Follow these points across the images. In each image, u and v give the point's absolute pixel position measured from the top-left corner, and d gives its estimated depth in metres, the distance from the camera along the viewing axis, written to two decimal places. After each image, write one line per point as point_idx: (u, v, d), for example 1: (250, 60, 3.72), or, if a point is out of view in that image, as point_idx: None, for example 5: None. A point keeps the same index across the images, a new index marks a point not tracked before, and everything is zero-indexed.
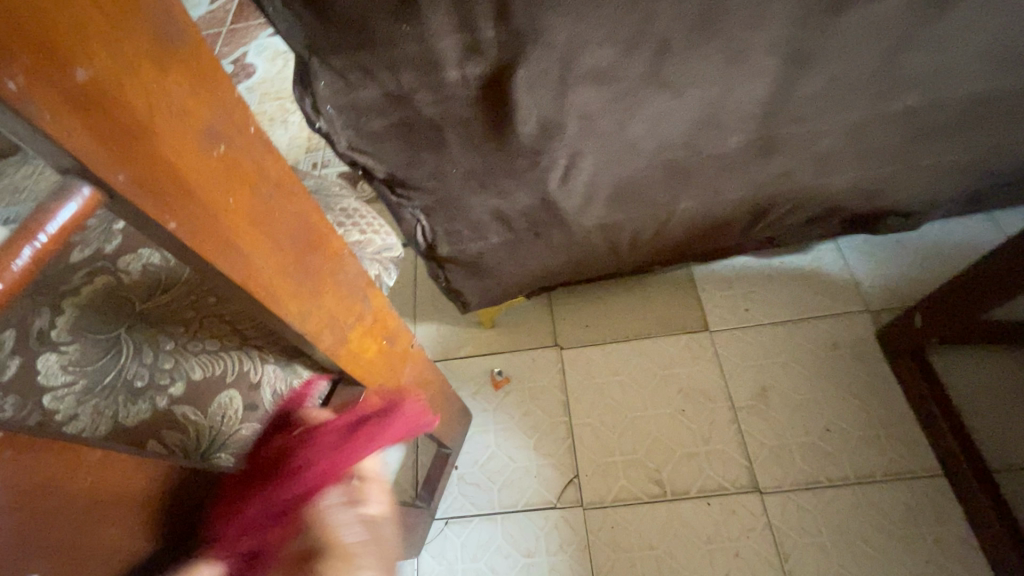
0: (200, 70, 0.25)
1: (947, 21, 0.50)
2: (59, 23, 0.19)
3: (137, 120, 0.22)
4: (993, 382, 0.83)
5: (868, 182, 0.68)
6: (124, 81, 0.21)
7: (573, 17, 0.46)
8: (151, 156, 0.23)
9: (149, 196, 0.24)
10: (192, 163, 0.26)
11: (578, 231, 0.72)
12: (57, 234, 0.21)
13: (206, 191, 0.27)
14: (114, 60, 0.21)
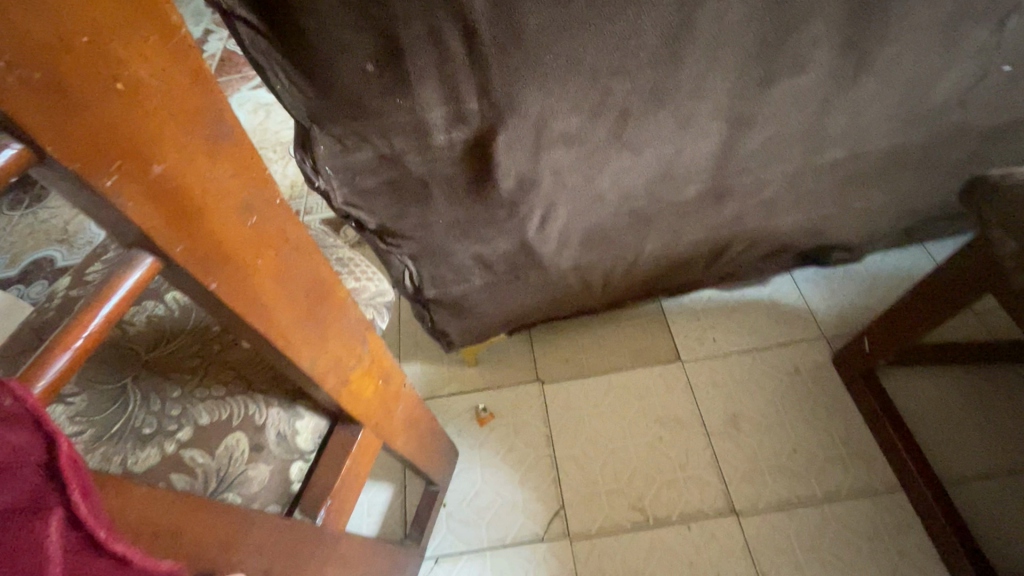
0: (245, 159, 0.31)
1: (857, 91, 0.58)
2: (142, 134, 0.25)
3: (193, 202, 0.28)
4: (939, 400, 0.90)
5: (811, 221, 0.76)
6: (185, 172, 0.27)
7: (545, 91, 0.51)
8: (205, 230, 0.29)
9: (201, 261, 0.29)
10: (231, 234, 0.31)
11: (555, 272, 0.76)
12: (126, 295, 0.27)
13: (242, 255, 0.32)
14: (179, 157, 0.27)
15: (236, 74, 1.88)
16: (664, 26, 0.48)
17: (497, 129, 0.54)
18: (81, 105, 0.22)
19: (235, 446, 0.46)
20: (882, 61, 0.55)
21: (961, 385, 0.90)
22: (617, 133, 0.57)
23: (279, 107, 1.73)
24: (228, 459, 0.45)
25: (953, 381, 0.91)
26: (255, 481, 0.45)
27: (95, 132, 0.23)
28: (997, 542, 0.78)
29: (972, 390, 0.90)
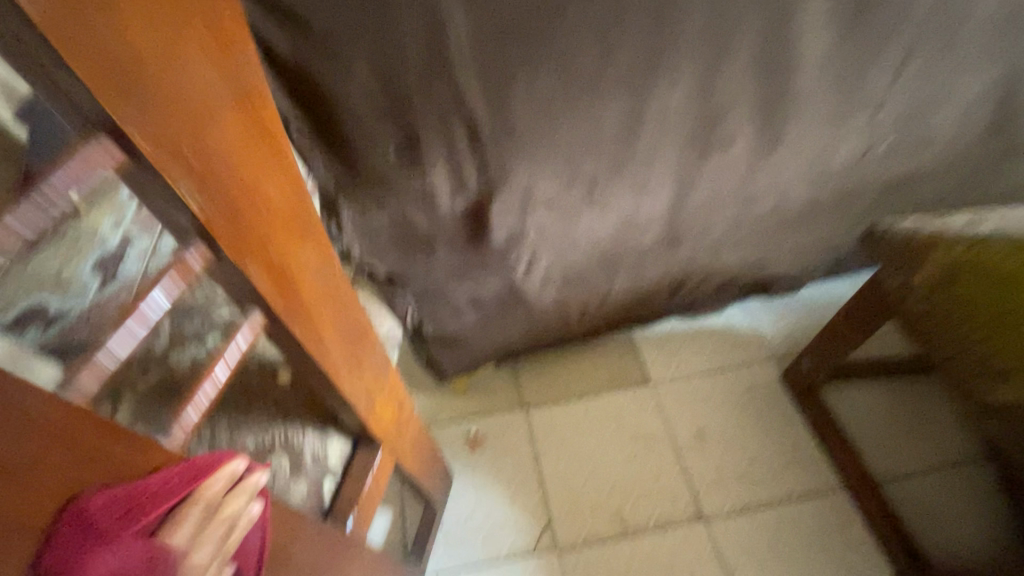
0: (321, 238, 0.42)
1: (778, 160, 0.72)
2: (270, 231, 0.35)
3: (292, 274, 0.38)
4: (873, 409, 1.04)
5: (753, 259, 0.90)
6: (290, 253, 0.38)
7: (529, 164, 0.63)
8: (297, 292, 0.40)
9: (292, 313, 0.40)
10: (312, 294, 0.41)
11: (539, 308, 0.88)
12: (246, 337, 0.38)
13: (317, 310, 0.42)
14: (288, 243, 0.37)
15: None
16: (623, 119, 0.61)
17: (491, 196, 0.66)
18: (241, 217, 0.33)
19: (277, 468, 0.54)
20: (792, 139, 0.70)
21: (891, 396, 1.05)
22: (588, 196, 0.69)
23: None
24: (274, 478, 0.53)
25: (884, 392, 1.05)
26: (297, 496, 0.54)
27: (247, 234, 0.33)
28: (923, 532, 0.91)
29: (899, 400, 1.04)
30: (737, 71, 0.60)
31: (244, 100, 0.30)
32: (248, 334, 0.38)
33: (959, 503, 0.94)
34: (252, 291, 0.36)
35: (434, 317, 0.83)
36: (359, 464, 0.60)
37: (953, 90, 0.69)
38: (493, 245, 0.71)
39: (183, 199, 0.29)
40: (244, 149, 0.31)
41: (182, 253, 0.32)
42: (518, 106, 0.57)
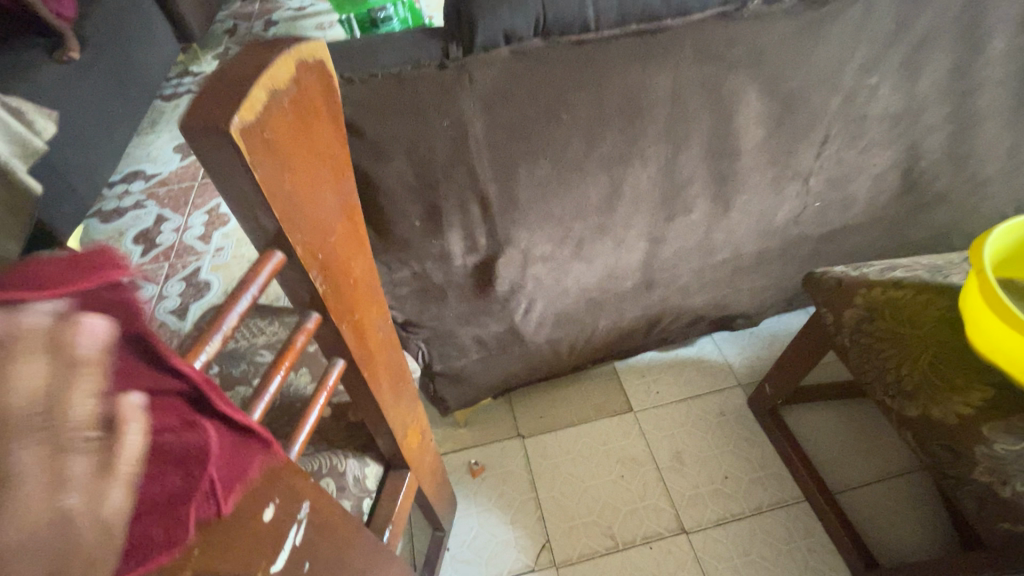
0: (382, 302, 0.53)
1: (733, 218, 0.86)
2: (355, 302, 0.47)
3: (364, 332, 0.50)
4: (827, 428, 1.18)
5: (716, 299, 1.04)
6: (364, 317, 0.49)
7: (528, 229, 0.76)
8: (367, 346, 0.51)
9: (364, 358, 0.51)
10: (374, 345, 0.53)
11: (534, 346, 0.99)
12: (333, 383, 0.48)
13: (376, 357, 0.54)
14: (363, 309, 0.49)
15: None
16: (605, 191, 0.75)
17: (497, 254, 0.78)
18: (342, 294, 0.44)
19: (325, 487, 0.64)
20: (742, 203, 0.84)
21: (841, 415, 1.19)
22: (577, 252, 0.82)
23: None
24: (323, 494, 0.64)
25: (836, 412, 1.20)
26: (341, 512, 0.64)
27: (343, 305, 0.45)
28: (875, 535, 1.04)
29: (850, 419, 1.19)
30: (694, 154, 0.75)
31: (347, 207, 0.42)
32: (336, 378, 0.49)
33: (904, 508, 1.07)
34: (338, 344, 0.47)
35: (442, 357, 0.94)
36: (391, 487, 0.70)
37: (867, 163, 0.85)
38: (498, 293, 0.83)
39: (313, 287, 0.40)
40: (347, 243, 0.43)
41: (302, 318, 0.42)
42: (521, 184, 0.71)
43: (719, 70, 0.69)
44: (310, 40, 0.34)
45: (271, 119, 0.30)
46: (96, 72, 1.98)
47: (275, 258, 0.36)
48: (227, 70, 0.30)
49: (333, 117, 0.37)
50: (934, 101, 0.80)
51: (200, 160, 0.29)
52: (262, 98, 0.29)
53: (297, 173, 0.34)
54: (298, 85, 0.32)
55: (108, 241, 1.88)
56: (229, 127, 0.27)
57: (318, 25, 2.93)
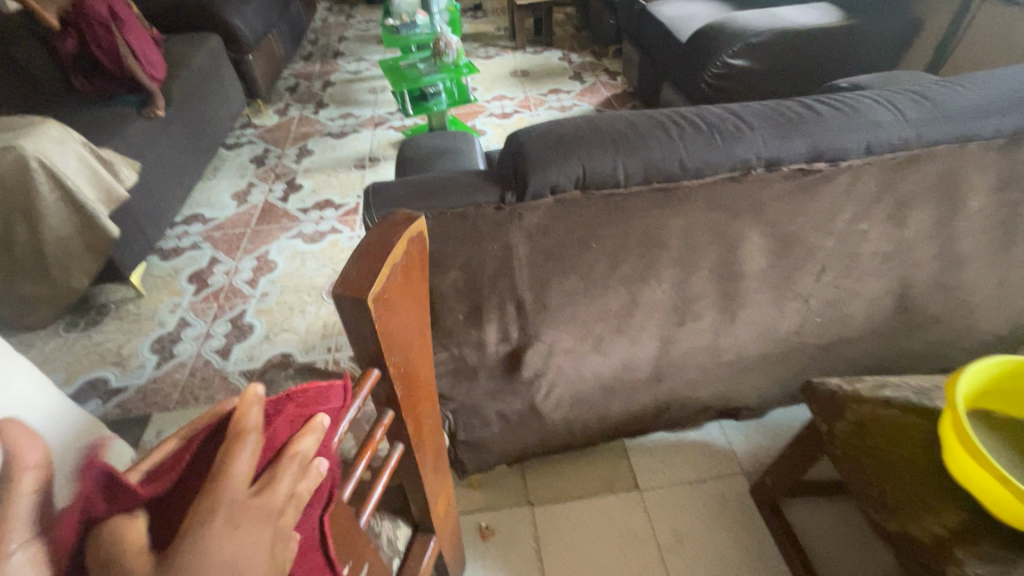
0: (434, 396, 0.65)
1: (738, 326, 0.96)
2: (416, 400, 0.59)
3: (420, 422, 0.62)
4: (825, 523, 1.23)
5: (721, 392, 1.13)
6: (422, 411, 0.61)
7: (555, 327, 0.87)
8: (420, 433, 0.62)
9: (417, 440, 0.63)
10: (425, 432, 0.64)
11: (550, 422, 1.08)
12: (391, 468, 0.59)
13: (425, 441, 0.65)
14: (422, 404, 0.61)
15: (276, 224, 2.28)
16: (623, 301, 0.87)
17: (526, 345, 0.89)
18: (409, 395, 0.56)
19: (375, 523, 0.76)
20: (745, 315, 0.94)
21: (839, 511, 1.24)
22: (596, 346, 0.93)
23: (313, 257, 2.10)
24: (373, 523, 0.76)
25: (835, 508, 1.25)
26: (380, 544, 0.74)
27: (408, 403, 0.57)
28: None
29: (848, 518, 1.23)
30: (704, 275, 0.87)
31: (423, 327, 0.55)
32: (395, 461, 0.60)
33: None
34: (399, 428, 0.60)
35: (466, 427, 1.04)
36: (419, 548, 0.78)
37: (861, 289, 0.95)
38: (523, 377, 0.94)
39: (393, 387, 0.53)
40: (419, 354, 0.56)
41: (380, 415, 0.55)
42: (552, 293, 0.83)
43: (727, 216, 0.81)
44: (416, 218, 0.48)
45: (388, 284, 0.44)
46: (175, 127, 2.22)
47: (374, 374, 0.49)
48: (364, 253, 0.45)
49: (422, 270, 0.51)
50: (921, 243, 0.91)
51: (341, 312, 0.44)
52: (386, 273, 0.44)
53: (395, 316, 0.48)
54: (408, 254, 0.47)
55: (165, 278, 2.06)
56: (367, 298, 0.41)
57: (371, 90, 3.23)
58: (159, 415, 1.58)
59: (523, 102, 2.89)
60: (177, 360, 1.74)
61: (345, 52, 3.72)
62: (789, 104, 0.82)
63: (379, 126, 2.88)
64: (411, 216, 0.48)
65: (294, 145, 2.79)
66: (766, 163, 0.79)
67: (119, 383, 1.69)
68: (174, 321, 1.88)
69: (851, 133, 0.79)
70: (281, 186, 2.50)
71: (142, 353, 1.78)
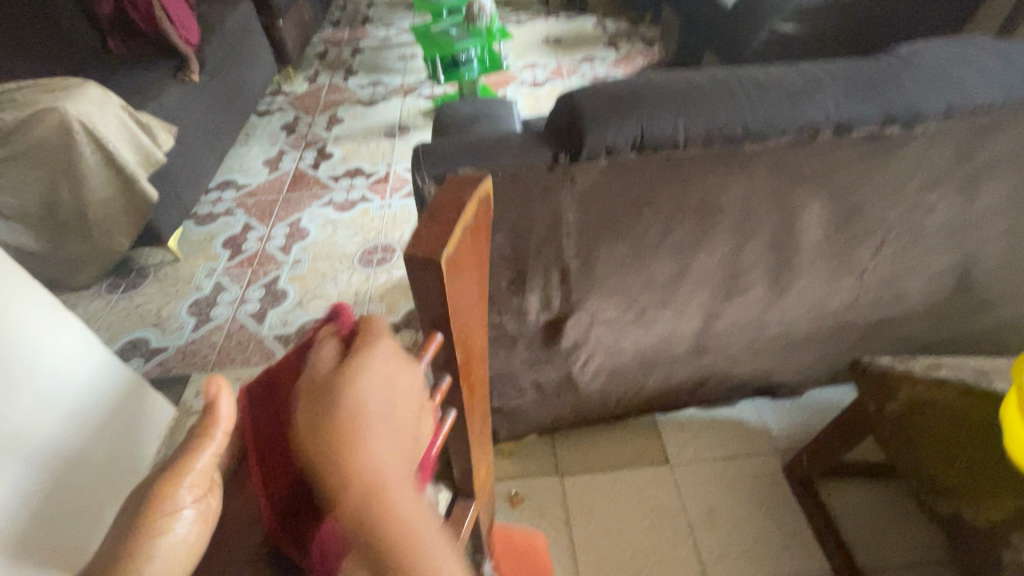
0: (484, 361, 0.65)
1: (786, 301, 0.93)
2: (471, 366, 0.58)
3: (473, 388, 0.61)
4: (860, 504, 1.21)
5: (761, 368, 1.10)
6: (475, 376, 0.61)
7: (598, 297, 0.86)
8: (471, 398, 0.62)
9: (468, 406, 0.63)
10: (475, 398, 0.64)
11: (585, 394, 1.08)
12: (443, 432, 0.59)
13: (474, 406, 0.65)
14: (475, 370, 0.60)
15: (307, 192, 2.29)
16: (670, 272, 0.84)
17: (568, 314, 0.88)
18: (466, 361, 0.56)
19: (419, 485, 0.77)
20: (795, 290, 0.91)
21: (876, 494, 1.22)
22: (638, 318, 0.91)
23: (344, 225, 2.11)
24: None
25: (871, 491, 1.23)
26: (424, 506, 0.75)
27: (464, 368, 0.57)
28: None
29: (885, 501, 1.21)
30: (755, 247, 0.84)
31: (482, 292, 0.55)
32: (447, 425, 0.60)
33: None
34: (453, 393, 0.59)
35: (501, 395, 1.04)
36: (459, 511, 0.79)
37: (920, 266, 0.91)
38: (562, 346, 0.93)
39: (453, 351, 0.52)
40: (477, 319, 0.55)
41: (438, 380, 0.55)
42: (599, 261, 0.81)
43: (788, 184, 0.77)
44: (483, 179, 0.47)
45: (458, 245, 0.44)
46: (209, 92, 2.22)
47: (438, 338, 0.49)
48: (435, 211, 0.44)
49: (485, 234, 0.50)
50: (991, 219, 0.86)
51: (409, 272, 0.43)
52: (458, 233, 0.43)
53: (461, 279, 0.47)
54: (476, 216, 0.46)
55: (200, 243, 2.10)
56: (440, 258, 0.41)
57: (401, 57, 3.18)
58: (198, 375, 1.63)
59: (556, 70, 2.81)
60: (214, 323, 1.78)
61: (374, 18, 3.65)
62: (863, 65, 0.77)
63: (408, 95, 2.84)
64: (479, 176, 0.47)
65: (324, 113, 2.77)
66: (835, 126, 0.73)
67: (160, 344, 1.74)
68: (210, 285, 1.92)
69: (932, 91, 0.74)
70: (312, 154, 2.50)
71: (181, 315, 1.82)
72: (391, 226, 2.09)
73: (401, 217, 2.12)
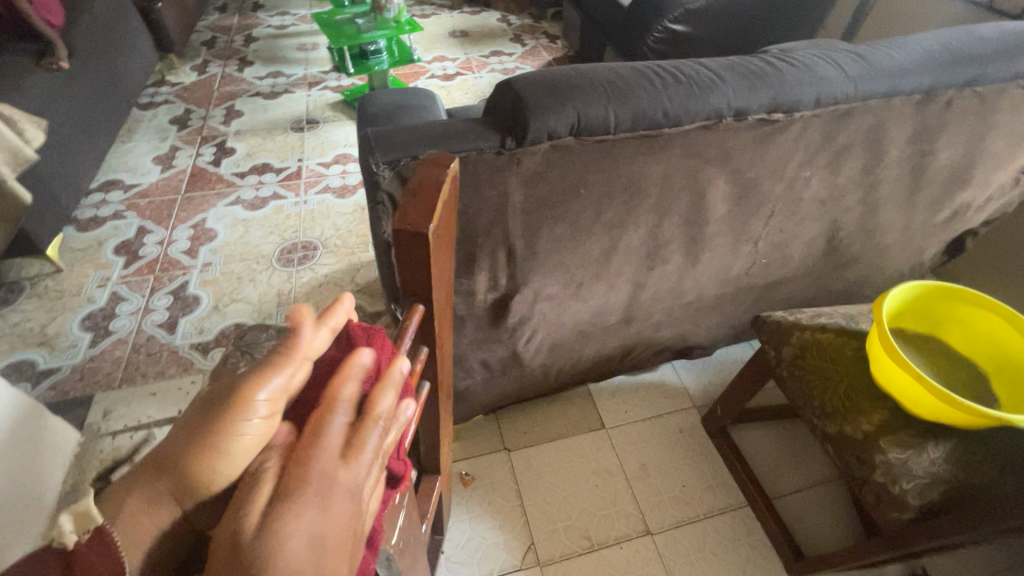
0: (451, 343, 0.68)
1: (699, 269, 1.06)
2: (442, 339, 0.62)
3: (443, 361, 0.65)
4: (766, 442, 1.41)
5: (679, 331, 1.25)
6: (444, 351, 0.64)
7: (539, 275, 0.92)
8: (441, 371, 0.66)
9: (439, 379, 0.66)
10: (444, 371, 0.68)
11: (529, 368, 1.15)
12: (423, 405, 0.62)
13: (443, 381, 0.69)
14: (446, 343, 0.64)
15: (210, 190, 2.13)
16: (603, 248, 0.93)
17: (513, 293, 0.94)
18: (439, 335, 0.59)
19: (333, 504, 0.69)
20: (706, 259, 1.04)
21: (776, 431, 1.43)
22: (575, 292, 0.99)
23: (257, 224, 1.99)
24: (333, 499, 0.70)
25: (774, 429, 1.43)
26: None
27: (439, 341, 0.60)
28: (803, 532, 1.26)
29: (784, 436, 1.42)
30: (673, 222, 0.95)
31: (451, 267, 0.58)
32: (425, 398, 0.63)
33: (828, 510, 1.29)
34: (430, 363, 0.63)
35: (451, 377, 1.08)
36: (426, 487, 0.83)
37: (800, 233, 1.09)
38: (508, 324, 0.99)
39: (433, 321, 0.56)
40: (448, 293, 0.59)
41: (416, 352, 0.57)
42: (542, 239, 0.87)
43: (699, 165, 0.88)
44: (451, 160, 0.49)
45: (440, 222, 0.48)
46: (81, 81, 1.97)
47: (419, 310, 0.52)
48: (415, 190, 0.47)
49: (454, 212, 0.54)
50: (850, 190, 1.04)
51: (396, 245, 0.47)
52: (439, 210, 0.47)
53: (439, 253, 0.50)
54: (450, 194, 0.49)
55: (86, 250, 1.88)
56: (427, 232, 0.45)
57: (300, 47, 3.02)
58: (104, 394, 1.47)
59: (465, 64, 2.84)
60: (115, 337, 1.62)
61: (266, 5, 3.43)
62: (752, 61, 0.90)
63: (313, 87, 2.72)
64: (446, 158, 0.50)
65: (219, 106, 2.57)
66: (734, 113, 0.86)
67: (49, 365, 1.55)
68: (105, 296, 1.73)
69: (804, 85, 0.88)
70: (211, 149, 2.32)
71: (73, 331, 1.63)
72: (310, 222, 2.01)
73: (319, 213, 2.05)
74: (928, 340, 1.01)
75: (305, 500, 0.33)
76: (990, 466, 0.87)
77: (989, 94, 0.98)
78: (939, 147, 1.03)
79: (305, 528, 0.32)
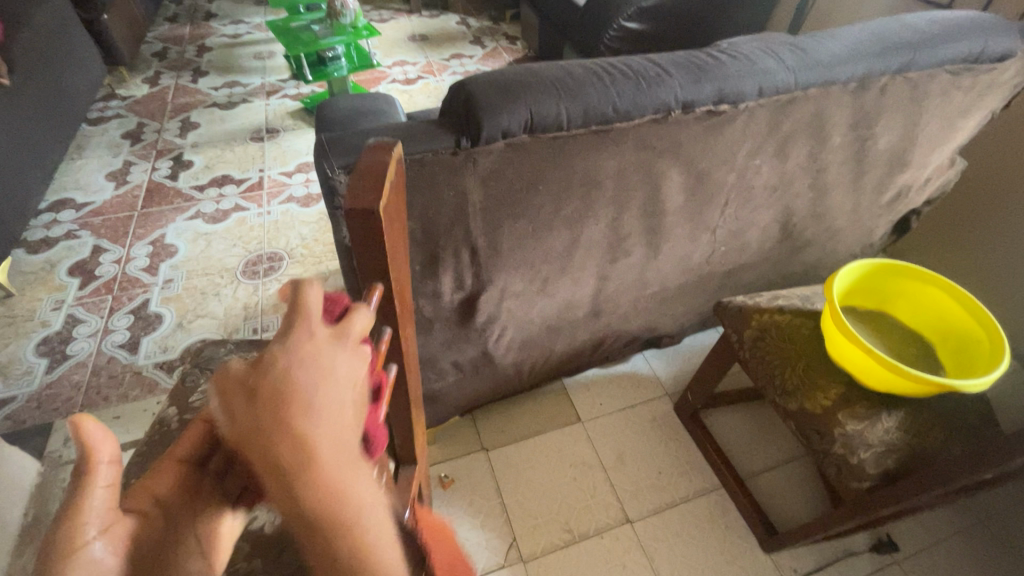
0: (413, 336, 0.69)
1: (660, 259, 1.09)
2: (404, 328, 0.62)
3: (406, 352, 0.66)
4: (737, 424, 1.45)
5: (646, 321, 1.28)
6: (407, 341, 0.65)
7: (504, 273, 0.94)
8: (406, 362, 0.66)
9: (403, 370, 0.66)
10: (409, 363, 0.68)
11: (501, 366, 1.16)
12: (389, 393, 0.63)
13: (408, 374, 0.69)
14: (408, 334, 0.64)
15: (168, 205, 2.07)
16: (565, 243, 0.95)
17: (480, 292, 0.95)
18: (398, 322, 0.60)
19: None
20: (666, 249, 1.07)
21: (746, 413, 1.47)
22: (540, 288, 1.01)
23: (219, 237, 1.95)
24: None
25: (744, 411, 1.47)
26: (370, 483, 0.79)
27: (400, 329, 0.60)
28: (775, 508, 1.30)
29: (753, 417, 1.46)
30: (632, 215, 0.97)
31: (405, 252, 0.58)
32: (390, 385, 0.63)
33: (797, 486, 1.34)
34: (394, 352, 0.63)
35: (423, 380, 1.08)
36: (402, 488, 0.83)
37: (754, 220, 1.13)
38: (476, 323, 1.00)
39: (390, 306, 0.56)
40: (405, 278, 0.59)
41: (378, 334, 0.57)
42: (504, 237, 0.88)
43: (653, 157, 0.91)
44: (394, 146, 0.50)
45: (389, 202, 0.48)
46: (23, 98, 1.89)
47: (378, 289, 0.53)
48: (362, 173, 0.47)
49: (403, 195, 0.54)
50: (798, 176, 1.09)
51: (348, 225, 0.47)
52: (389, 191, 0.47)
53: (392, 234, 0.51)
54: (396, 178, 0.50)
55: (37, 273, 1.80)
56: (379, 210, 0.45)
57: (256, 56, 2.97)
58: (64, 421, 1.42)
59: (426, 67, 2.83)
60: (73, 362, 1.56)
61: (218, 13, 3.35)
62: (696, 55, 0.92)
63: (272, 95, 2.67)
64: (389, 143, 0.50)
65: (174, 118, 2.50)
66: (682, 105, 0.87)
67: (3, 394, 1.48)
68: (61, 319, 1.67)
69: (744, 77, 0.90)
70: (167, 163, 2.26)
71: (27, 358, 1.57)
72: (274, 233, 1.98)
73: (284, 223, 2.02)
74: (876, 314, 1.06)
75: (300, 341, 0.36)
76: (938, 432, 0.92)
77: (921, 80, 1.03)
78: (878, 131, 1.09)
79: (301, 368, 0.35)
